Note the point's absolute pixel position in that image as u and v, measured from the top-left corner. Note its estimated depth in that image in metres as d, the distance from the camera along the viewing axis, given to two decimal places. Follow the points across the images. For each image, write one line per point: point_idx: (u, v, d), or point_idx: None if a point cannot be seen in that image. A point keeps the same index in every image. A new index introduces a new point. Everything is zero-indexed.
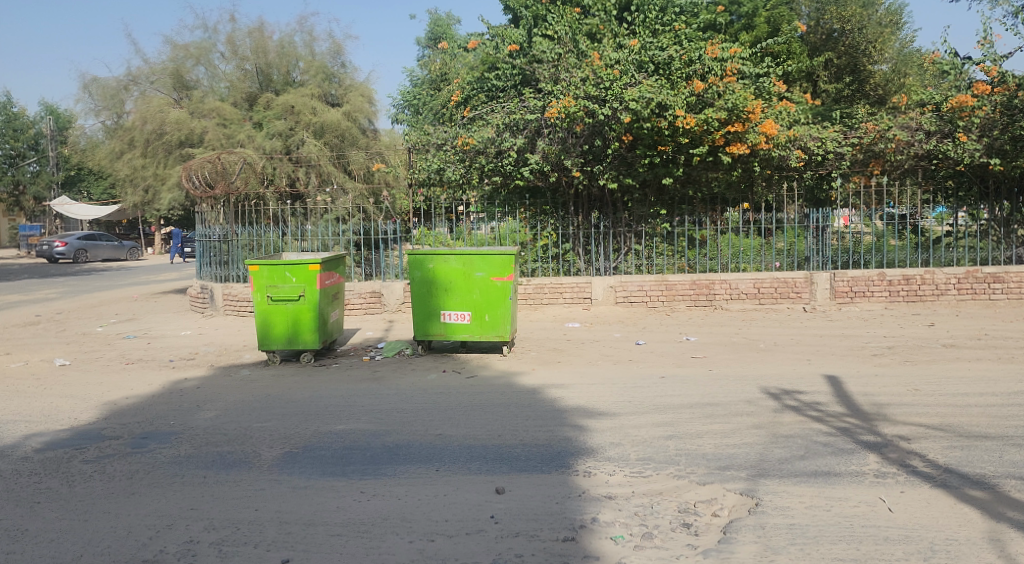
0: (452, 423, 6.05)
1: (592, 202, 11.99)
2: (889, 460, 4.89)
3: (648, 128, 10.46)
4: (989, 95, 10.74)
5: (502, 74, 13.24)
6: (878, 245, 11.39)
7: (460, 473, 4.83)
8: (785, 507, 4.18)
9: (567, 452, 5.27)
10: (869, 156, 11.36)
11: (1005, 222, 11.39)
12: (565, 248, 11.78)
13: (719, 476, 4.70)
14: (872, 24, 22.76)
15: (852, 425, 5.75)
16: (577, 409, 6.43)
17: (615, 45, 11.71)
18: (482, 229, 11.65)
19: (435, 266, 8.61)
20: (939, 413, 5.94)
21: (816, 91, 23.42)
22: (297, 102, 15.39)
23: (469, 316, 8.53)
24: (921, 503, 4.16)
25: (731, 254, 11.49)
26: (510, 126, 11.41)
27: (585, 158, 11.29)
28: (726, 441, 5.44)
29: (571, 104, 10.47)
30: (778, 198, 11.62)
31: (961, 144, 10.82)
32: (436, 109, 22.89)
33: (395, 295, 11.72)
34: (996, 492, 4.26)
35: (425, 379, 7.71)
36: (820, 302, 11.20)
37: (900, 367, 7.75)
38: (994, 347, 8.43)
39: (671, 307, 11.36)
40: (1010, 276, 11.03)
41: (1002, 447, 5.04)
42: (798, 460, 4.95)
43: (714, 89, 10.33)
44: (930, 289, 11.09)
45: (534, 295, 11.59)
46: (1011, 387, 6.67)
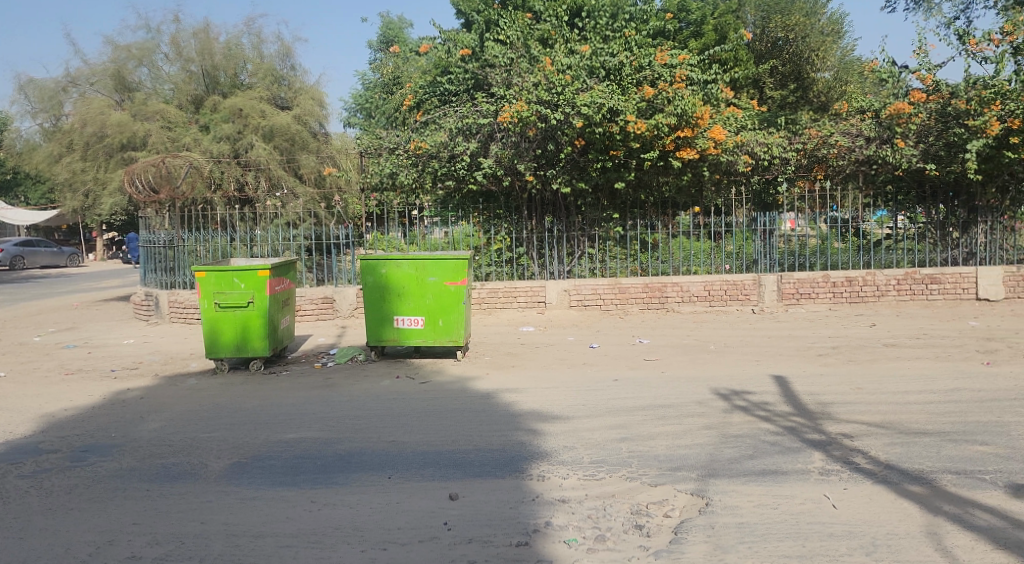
0: (406, 429, 6.01)
1: (546, 205, 12.07)
2: (834, 458, 5.02)
3: (600, 133, 10.52)
4: (925, 103, 11.06)
5: (456, 78, 13.10)
6: (822, 247, 11.67)
7: (413, 479, 4.80)
8: (734, 507, 4.26)
9: (521, 456, 5.28)
10: (813, 161, 11.77)
11: (941, 225, 11.76)
12: (519, 252, 11.84)
13: (670, 477, 4.77)
14: (814, 33, 23.43)
15: (799, 424, 5.89)
16: (531, 413, 6.45)
17: (567, 51, 11.70)
18: (436, 233, 11.60)
19: (387, 271, 8.53)
20: (880, 411, 6.13)
21: (762, 98, 23.92)
22: (245, 105, 15.18)
23: (423, 321, 8.48)
24: (863, 499, 4.29)
25: (682, 257, 11.66)
26: (463, 130, 11.40)
27: (537, 162, 11.32)
28: (678, 442, 5.52)
29: (524, 108, 10.46)
30: (727, 202, 11.90)
31: (899, 150, 11.16)
32: (388, 113, 22.74)
33: (348, 300, 11.59)
34: (933, 487, 4.41)
35: (379, 385, 7.63)
36: (768, 303, 11.43)
37: (844, 366, 7.97)
38: (932, 346, 8.74)
39: (624, 310, 11.48)
40: (945, 276, 11.40)
41: (939, 443, 5.22)
42: (747, 460, 5.05)
43: (664, 94, 10.51)
44: (872, 290, 11.42)
45: (487, 300, 11.59)
46: (948, 385, 6.92)
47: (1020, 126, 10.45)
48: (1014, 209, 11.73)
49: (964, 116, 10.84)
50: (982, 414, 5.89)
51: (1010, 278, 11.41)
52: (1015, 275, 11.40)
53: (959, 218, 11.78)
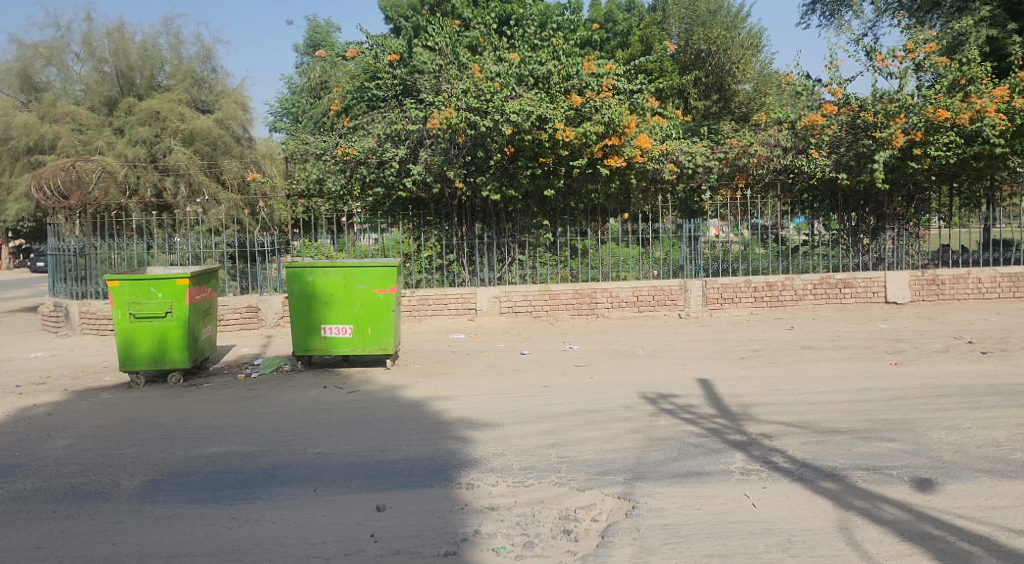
0: (332, 440, 5.89)
1: (476, 212, 11.97)
2: (753, 458, 5.17)
3: (529, 140, 10.59)
4: (836, 115, 11.69)
5: (383, 84, 12.89)
6: (745, 253, 11.98)
7: (339, 492, 4.71)
8: (659, 509, 4.34)
9: (450, 464, 5.24)
10: (735, 170, 11.98)
11: (853, 231, 12.31)
12: (450, 259, 11.81)
13: (598, 482, 4.82)
14: (735, 46, 24.20)
15: (721, 426, 6.05)
16: (461, 421, 6.42)
17: (496, 59, 11.73)
18: (365, 240, 11.57)
19: (315, 279, 8.35)
20: (798, 412, 6.35)
21: (687, 108, 24.61)
22: (162, 107, 14.61)
23: (351, 329, 8.34)
24: (782, 497, 4.43)
25: (612, 263, 11.83)
26: (392, 137, 11.45)
27: (467, 168, 11.28)
28: (606, 446, 5.59)
29: (452, 115, 10.50)
30: (654, 209, 12.02)
31: (814, 160, 11.70)
32: (316, 117, 22.28)
33: (273, 310, 11.31)
34: (845, 483, 4.59)
35: (304, 396, 7.47)
36: (693, 308, 11.72)
37: (764, 369, 8.23)
38: (845, 348, 9.12)
39: (555, 316, 11.58)
40: (857, 281, 11.88)
41: (852, 441, 5.45)
42: (672, 462, 5.15)
43: (591, 103, 10.68)
44: (790, 295, 11.85)
45: (417, 307, 11.50)
46: (861, 385, 7.23)
47: (922, 138, 11.11)
48: (919, 216, 12.33)
49: (871, 128, 11.42)
50: (891, 412, 6.18)
51: (916, 282, 11.92)
52: (921, 279, 11.91)
53: (869, 224, 12.32)
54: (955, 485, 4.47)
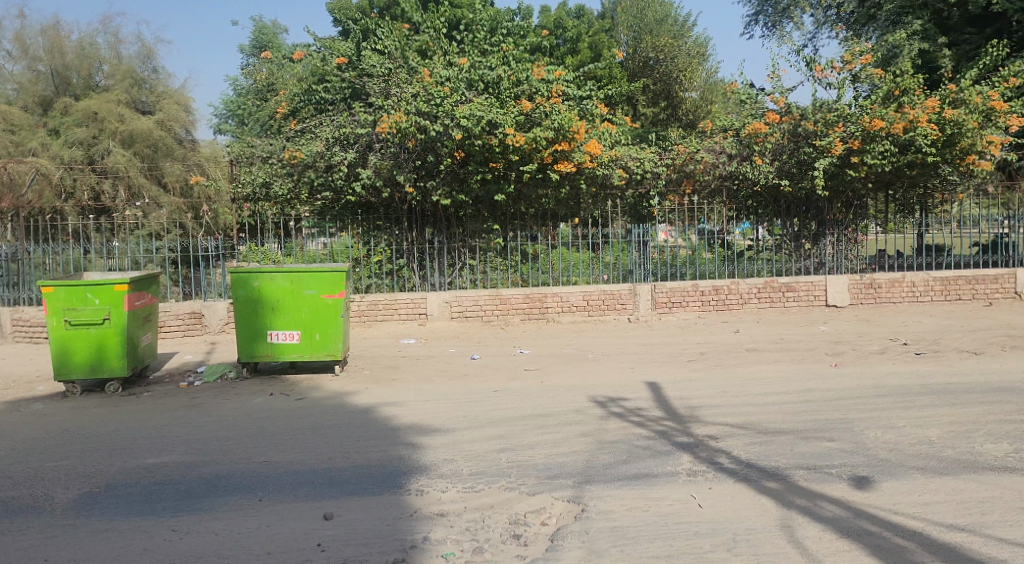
0: (278, 448, 5.79)
1: (426, 217, 11.92)
2: (700, 459, 5.26)
3: (479, 145, 10.60)
4: (778, 123, 11.93)
5: (332, 86, 12.74)
6: (692, 258, 12.20)
7: (286, 501, 4.62)
8: (608, 511, 4.38)
9: (399, 471, 5.19)
10: (682, 176, 12.33)
11: (795, 237, 12.61)
12: (400, 264, 11.74)
13: (548, 485, 4.84)
14: (682, 54, 24.76)
15: (669, 428, 6.14)
16: (410, 427, 6.37)
17: (446, 64, 11.70)
18: (313, 244, 11.38)
19: (261, 285, 8.21)
20: (743, 413, 6.49)
21: (636, 114, 25.04)
22: (100, 107, 14.24)
23: (298, 335, 8.21)
24: (726, 497, 4.52)
25: (561, 268, 11.91)
26: (340, 140, 11.33)
27: (417, 173, 11.23)
28: (556, 450, 5.62)
29: (402, 119, 10.44)
30: (603, 214, 12.07)
31: (757, 167, 11.94)
32: (262, 119, 21.90)
33: (217, 316, 11.06)
34: (787, 482, 4.71)
35: (250, 403, 7.32)
36: (642, 312, 11.89)
37: (711, 372, 8.38)
38: (788, 350, 9.36)
39: (505, 321, 11.61)
40: (800, 285, 12.22)
41: (794, 441, 5.59)
42: (621, 465, 5.21)
43: (541, 109, 10.78)
44: (736, 298, 12.10)
45: (367, 313, 11.43)
46: (803, 386, 7.43)
47: (859, 147, 11.47)
48: (857, 221, 12.73)
49: (812, 136, 11.78)
50: (831, 413, 6.36)
51: (855, 286, 12.29)
52: (860, 283, 12.29)
53: (810, 230, 12.65)
54: (891, 482, 4.63)
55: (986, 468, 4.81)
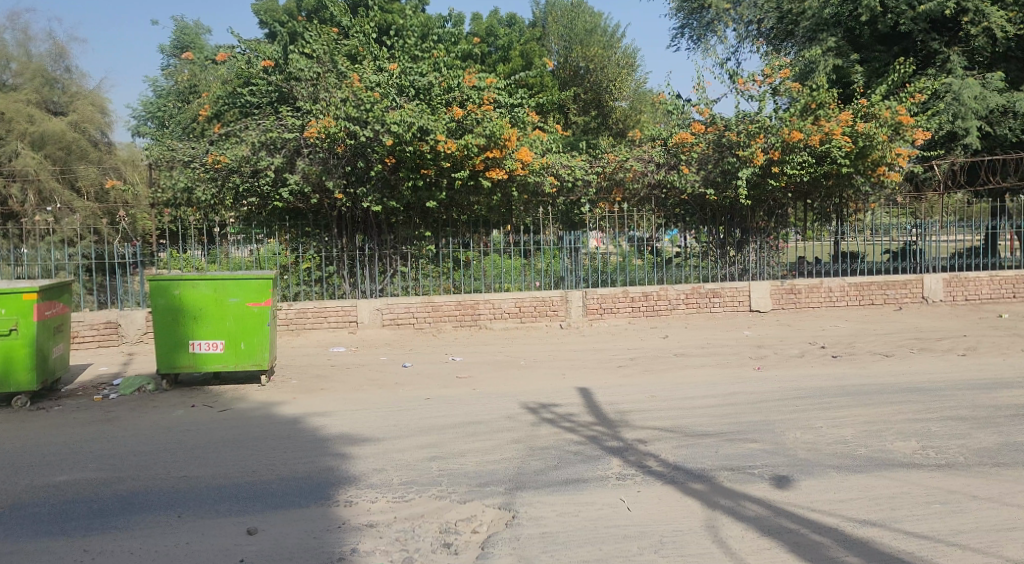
0: (200, 462, 5.59)
1: (357, 224, 11.77)
2: (629, 463, 5.34)
3: (410, 152, 10.54)
4: (703, 134, 12.32)
5: (258, 90, 12.49)
6: (623, 264, 12.35)
7: (206, 517, 4.46)
8: (538, 517, 4.39)
9: (327, 483, 5.08)
10: (612, 184, 12.48)
11: (721, 244, 12.97)
12: (329, 271, 11.51)
13: (479, 493, 4.83)
14: (611, 65, 25.40)
15: (600, 433, 6.21)
16: (339, 437, 6.25)
17: (376, 69, 11.56)
18: (240, 251, 11.07)
19: (182, 292, 7.92)
20: (671, 417, 6.63)
21: (567, 123, 25.50)
22: (7, 107, 13.53)
23: (222, 345, 7.96)
24: (654, 500, 4.60)
25: (494, 275, 11.93)
26: (266, 145, 11.10)
27: (347, 179, 11.06)
28: (487, 458, 5.61)
29: (331, 125, 10.34)
30: (536, 221, 12.13)
31: (684, 176, 12.25)
32: (185, 122, 21.27)
33: (135, 325, 10.62)
34: (712, 483, 4.83)
35: (170, 416, 7.04)
36: (574, 319, 12.00)
37: (641, 377, 8.53)
38: (714, 355, 9.61)
39: (438, 327, 11.57)
40: (725, 291, 12.55)
41: (718, 443, 5.74)
42: (552, 470, 5.24)
43: (473, 115, 10.70)
44: (665, 305, 12.37)
45: (295, 321, 11.20)
46: (728, 390, 7.64)
47: (780, 158, 11.91)
48: (778, 229, 13.12)
49: (735, 147, 12.22)
50: (754, 414, 6.57)
51: (777, 292, 12.74)
52: (781, 288, 12.74)
53: (735, 237, 13.03)
54: (809, 481, 4.79)
55: (897, 464, 5.04)
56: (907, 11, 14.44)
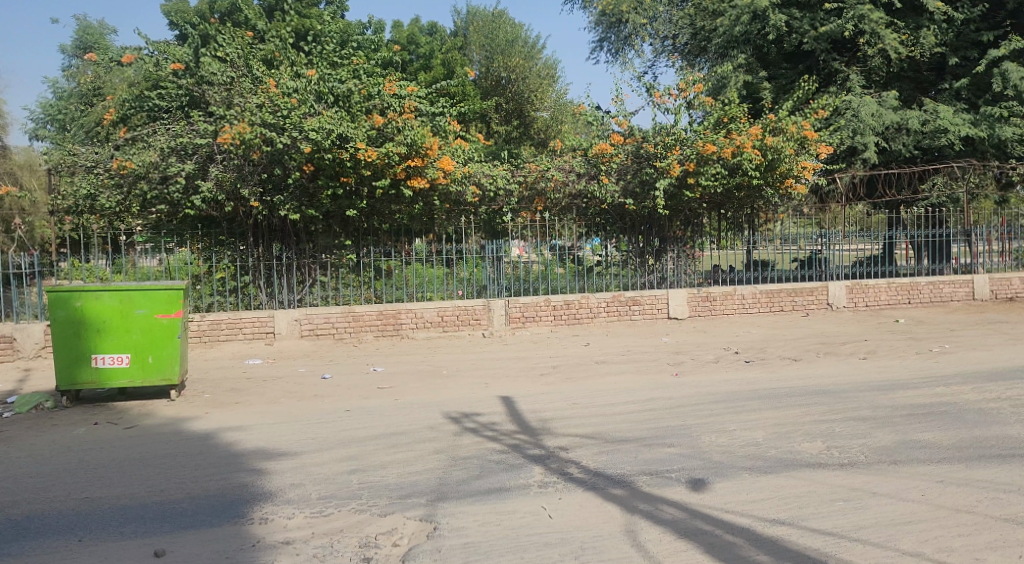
0: (103, 483, 5.30)
1: (274, 232, 11.54)
2: (551, 470, 5.37)
3: (329, 159, 10.32)
4: (623, 144, 12.57)
5: (167, 93, 11.94)
6: (545, 273, 12.50)
7: (109, 540, 4.24)
8: (460, 528, 4.37)
9: (241, 500, 4.91)
10: (533, 194, 12.52)
11: (641, 252, 13.19)
12: (244, 281, 11.26)
13: (400, 505, 4.76)
14: (532, 75, 25.74)
15: (521, 441, 6.23)
16: (255, 452, 6.06)
17: (294, 74, 11.30)
18: (147, 261, 10.76)
19: (84, 304, 7.53)
20: (592, 423, 6.72)
21: (489, 132, 25.67)
22: None
23: (128, 359, 7.58)
24: (575, 506, 4.65)
25: (416, 284, 11.83)
26: (176, 151, 10.65)
27: (263, 187, 10.80)
28: (409, 469, 5.55)
29: (246, 131, 9.94)
30: (458, 230, 12.08)
31: (605, 186, 12.42)
32: (88, 124, 20.26)
33: (32, 339, 10.01)
34: (631, 488, 4.92)
35: (70, 434, 6.66)
36: (496, 327, 12.03)
37: (563, 384, 8.63)
38: (634, 361, 9.80)
39: (358, 337, 11.39)
40: (644, 299, 12.86)
41: (638, 448, 5.86)
42: (474, 480, 5.22)
43: (393, 123, 10.64)
44: (586, 313, 12.56)
45: (208, 332, 10.84)
46: (647, 395, 7.81)
47: (694, 169, 12.25)
48: (694, 238, 13.42)
49: (653, 158, 12.49)
50: (672, 419, 6.73)
51: (693, 299, 13.13)
52: (697, 296, 13.14)
53: (653, 246, 13.27)
54: (723, 483, 4.94)
55: (804, 464, 5.26)
56: (810, 31, 15.22)
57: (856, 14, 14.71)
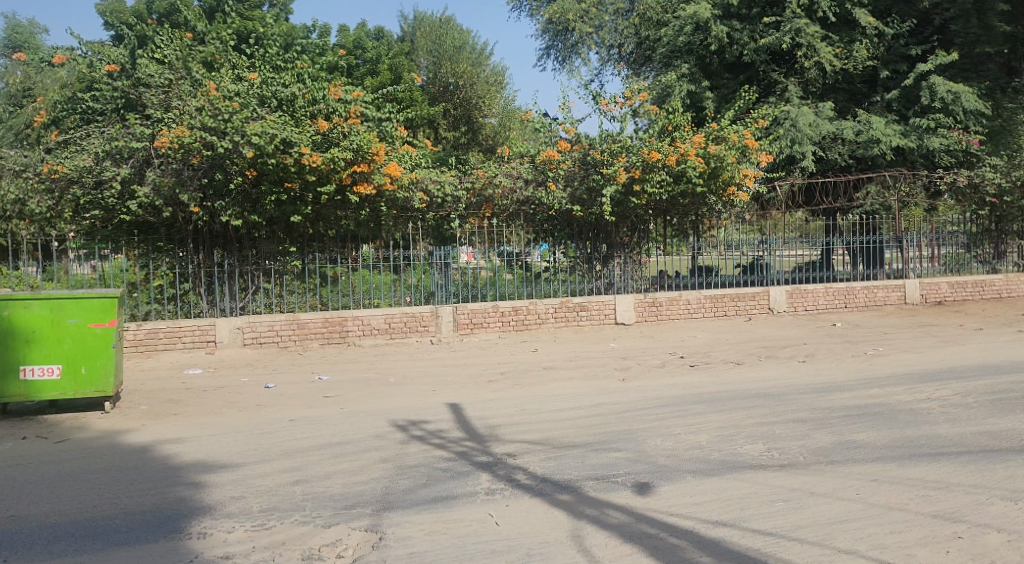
0: (32, 500, 5.08)
1: (215, 238, 11.25)
2: (498, 477, 5.36)
3: (273, 164, 10.10)
4: (569, 151, 12.80)
5: (101, 95, 11.64)
6: (493, 279, 12.45)
7: (36, 560, 4.05)
8: (406, 537, 4.31)
9: (178, 514, 4.75)
10: (482, 200, 12.50)
11: (588, 258, 13.26)
12: (184, 288, 10.98)
13: (345, 516, 4.68)
14: (480, 82, 25.80)
15: (469, 448, 6.21)
16: (194, 465, 5.88)
17: (236, 77, 11.08)
18: (80, 268, 10.40)
19: (12, 313, 7.20)
20: (540, 429, 6.74)
21: (437, 138, 25.64)
22: None
23: (59, 370, 7.29)
24: (522, 513, 4.64)
25: (363, 290, 11.69)
26: (111, 154, 10.38)
27: (204, 193, 10.51)
28: (354, 479, 5.46)
29: (185, 134, 9.86)
30: (405, 236, 12.06)
31: (552, 193, 12.48)
32: (16, 126, 19.44)
33: None
34: (578, 493, 4.94)
35: None
36: (444, 334, 11.99)
37: (511, 390, 8.63)
38: (582, 367, 9.88)
39: (303, 345, 11.21)
40: (592, 305, 12.97)
41: (585, 453, 5.89)
42: (421, 489, 5.17)
43: (338, 128, 10.50)
44: (534, 319, 12.61)
45: (146, 341, 10.53)
46: (594, 401, 7.87)
47: (640, 176, 12.42)
48: (641, 244, 13.52)
49: (599, 165, 12.66)
50: (618, 424, 6.79)
51: (639, 305, 13.31)
52: (644, 302, 13.33)
53: (601, 252, 13.34)
54: (668, 486, 5.01)
55: (746, 466, 5.37)
56: (749, 42, 15.70)
57: (793, 27, 15.22)
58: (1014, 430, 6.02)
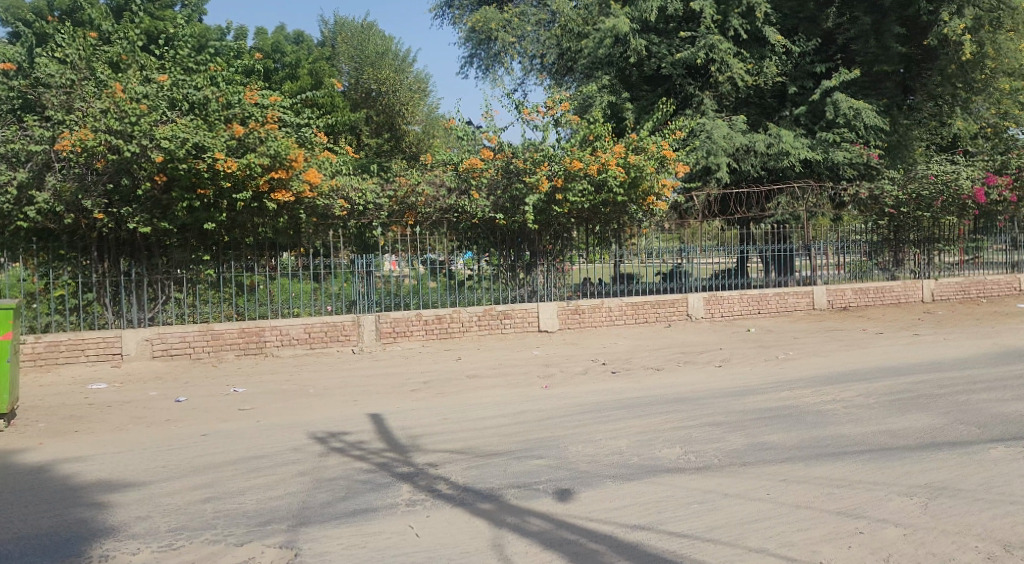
0: None
1: (122, 246, 10.84)
2: (418, 488, 5.30)
3: (184, 170, 9.74)
4: (493, 160, 12.68)
5: None
6: (416, 288, 12.35)
7: None
8: (323, 552, 4.21)
9: (78, 537, 4.49)
10: (404, 208, 12.28)
11: (511, 266, 13.32)
12: (88, 298, 10.45)
13: (259, 533, 4.53)
14: (403, 88, 25.63)
15: (390, 459, 6.11)
16: (96, 485, 5.58)
17: (144, 79, 10.69)
18: None
19: None
20: (462, 438, 6.70)
21: (359, 144, 25.33)
22: None
23: None
24: (442, 523, 4.60)
25: (281, 300, 11.40)
26: (7, 157, 9.82)
27: (109, 199, 10.16)
28: (270, 494, 5.30)
29: (88, 138, 9.47)
30: (327, 244, 11.81)
31: (475, 201, 12.49)
32: None
33: None
34: (499, 502, 4.93)
35: None
36: (366, 343, 11.80)
37: (434, 399, 8.56)
38: (505, 375, 9.89)
39: (218, 357, 10.84)
40: (515, 312, 13.04)
41: (507, 461, 5.88)
42: (339, 502, 5.06)
43: (255, 134, 10.16)
44: (458, 327, 12.58)
45: (45, 355, 9.99)
46: (517, 408, 7.88)
47: (563, 185, 12.60)
48: (564, 252, 13.66)
49: (522, 173, 12.71)
50: (540, 431, 6.82)
51: (562, 312, 13.45)
52: (567, 309, 13.48)
53: (524, 260, 13.40)
54: (588, 492, 5.05)
55: (663, 470, 5.48)
56: (667, 56, 16.26)
57: (706, 43, 15.73)
58: (910, 428, 6.37)
